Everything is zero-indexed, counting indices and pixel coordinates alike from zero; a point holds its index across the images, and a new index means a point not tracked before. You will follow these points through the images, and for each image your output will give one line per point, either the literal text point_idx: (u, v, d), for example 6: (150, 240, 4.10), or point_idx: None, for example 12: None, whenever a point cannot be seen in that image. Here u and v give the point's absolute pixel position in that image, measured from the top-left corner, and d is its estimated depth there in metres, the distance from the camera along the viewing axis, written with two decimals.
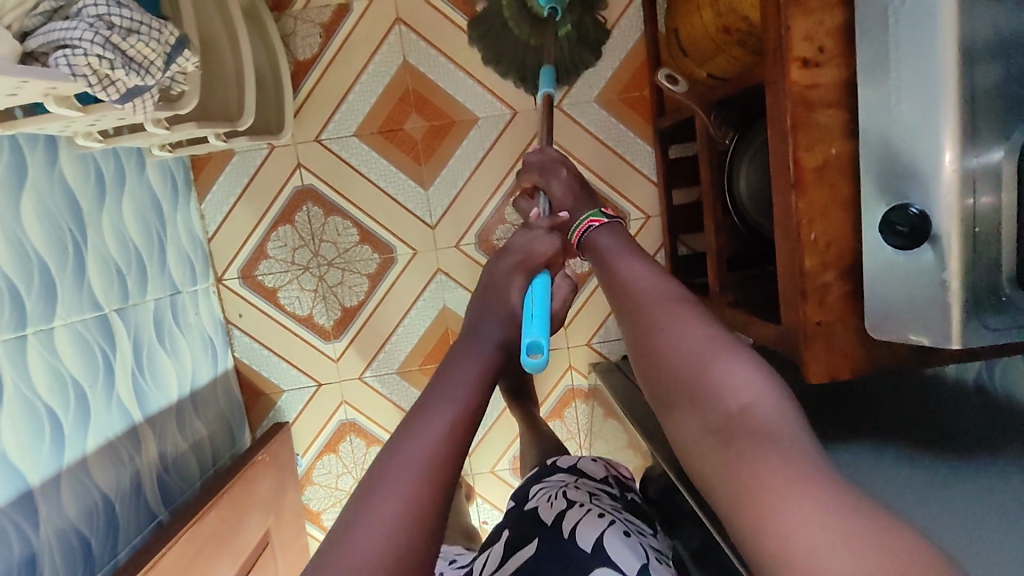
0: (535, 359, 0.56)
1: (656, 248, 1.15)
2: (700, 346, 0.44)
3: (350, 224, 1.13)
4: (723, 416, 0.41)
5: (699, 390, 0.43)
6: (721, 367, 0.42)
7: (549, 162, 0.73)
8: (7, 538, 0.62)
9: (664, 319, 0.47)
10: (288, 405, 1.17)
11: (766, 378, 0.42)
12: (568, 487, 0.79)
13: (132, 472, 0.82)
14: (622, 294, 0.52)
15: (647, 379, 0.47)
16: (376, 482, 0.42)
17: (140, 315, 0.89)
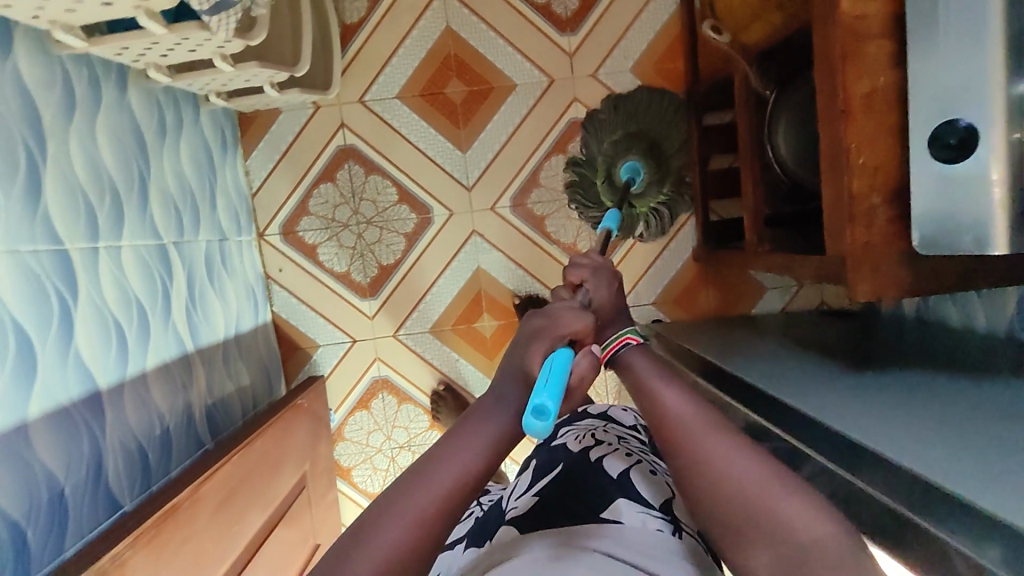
0: (537, 422, 0.51)
1: (687, 216, 1.17)
2: (760, 485, 0.45)
3: (390, 184, 1.17)
4: (787, 553, 0.42)
5: (766, 525, 0.44)
6: (780, 503, 0.44)
7: (599, 264, 0.73)
8: (77, 432, 0.64)
9: (716, 445, 0.49)
10: (324, 359, 1.20)
11: (825, 513, 0.43)
12: (596, 428, 0.85)
13: (183, 397, 0.84)
14: (665, 420, 0.53)
15: (701, 485, 0.48)
16: (407, 487, 0.48)
17: (193, 252, 0.93)
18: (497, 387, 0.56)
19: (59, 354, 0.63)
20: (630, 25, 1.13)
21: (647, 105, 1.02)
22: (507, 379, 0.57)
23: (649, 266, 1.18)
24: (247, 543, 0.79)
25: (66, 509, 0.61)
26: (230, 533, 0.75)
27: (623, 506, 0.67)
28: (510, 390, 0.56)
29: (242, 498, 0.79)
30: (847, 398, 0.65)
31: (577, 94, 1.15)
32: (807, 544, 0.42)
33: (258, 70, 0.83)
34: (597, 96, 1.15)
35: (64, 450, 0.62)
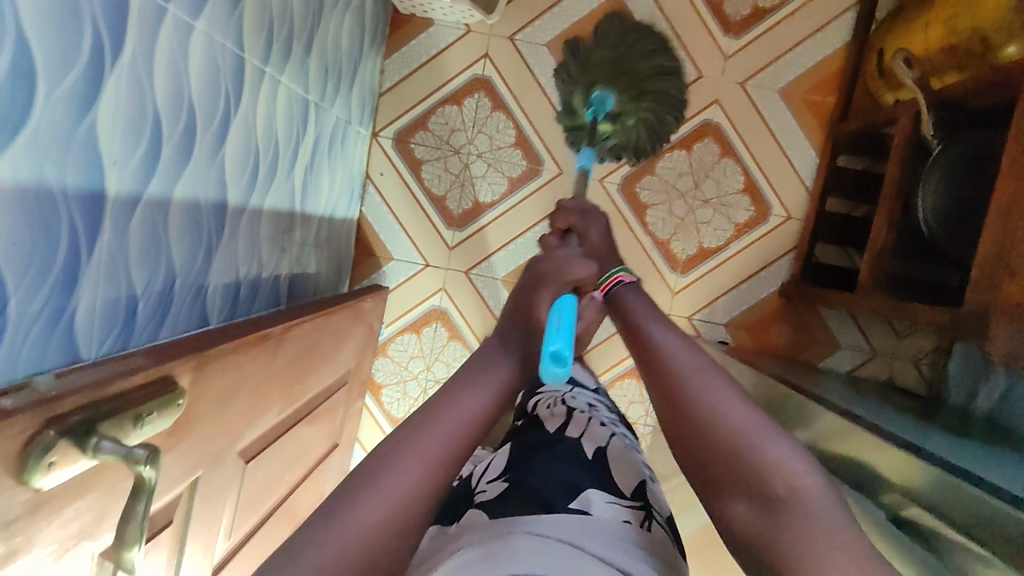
0: (556, 369, 0.52)
1: (787, 250, 1.14)
2: (745, 432, 0.41)
3: (510, 125, 1.16)
4: (762, 492, 0.38)
5: (745, 471, 0.40)
6: (766, 445, 0.40)
7: (586, 209, 0.78)
8: (198, 234, 0.64)
9: (706, 382, 0.45)
10: (392, 272, 1.20)
11: (807, 464, 0.39)
12: (567, 400, 0.72)
13: (274, 247, 0.85)
14: (659, 362, 0.49)
15: (681, 422, 0.44)
16: (391, 457, 0.39)
17: (322, 119, 0.93)
18: (485, 356, 0.51)
19: (210, 154, 0.63)
20: (792, 48, 1.12)
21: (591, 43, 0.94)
22: (512, 329, 0.54)
23: (732, 287, 1.15)
24: (293, 408, 0.78)
25: (171, 300, 0.61)
26: (287, 391, 0.74)
27: (593, 496, 0.52)
28: (512, 340, 0.53)
29: (306, 359, 0.78)
30: (952, 449, 0.63)
31: (721, 98, 1.13)
32: (780, 490, 0.38)
33: None
34: (737, 105, 1.13)
35: (185, 245, 0.62)
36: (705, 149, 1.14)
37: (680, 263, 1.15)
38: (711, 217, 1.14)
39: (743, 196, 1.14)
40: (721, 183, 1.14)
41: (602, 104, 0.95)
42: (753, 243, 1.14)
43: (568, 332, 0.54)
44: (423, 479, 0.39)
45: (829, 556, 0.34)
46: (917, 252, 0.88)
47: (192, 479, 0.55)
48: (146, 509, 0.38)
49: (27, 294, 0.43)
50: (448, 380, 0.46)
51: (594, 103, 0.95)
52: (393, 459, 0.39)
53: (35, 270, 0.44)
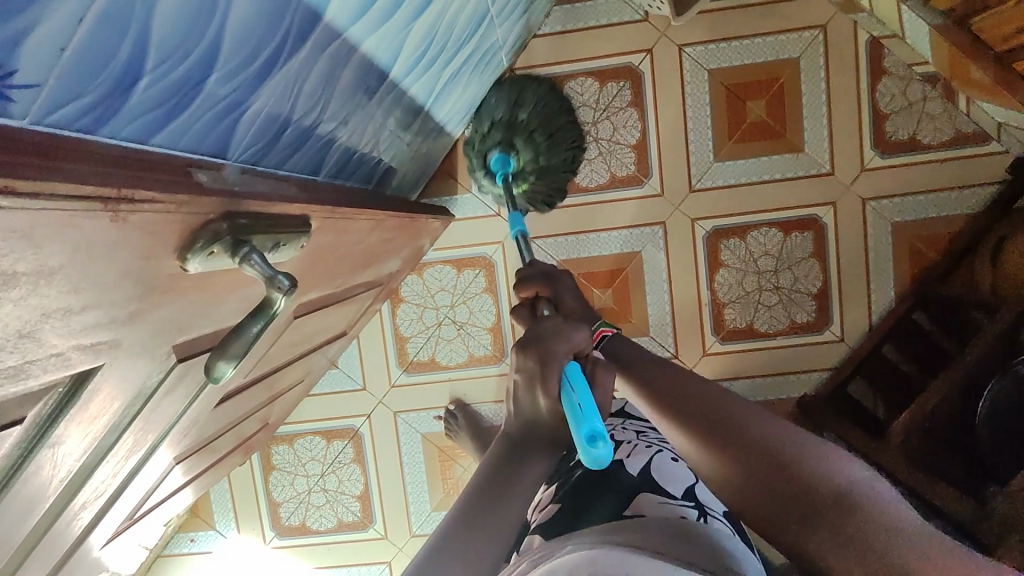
0: (594, 450, 0.48)
1: (823, 367, 1.16)
2: (791, 450, 0.43)
3: (638, 126, 1.13)
4: (827, 508, 0.39)
5: (799, 481, 0.41)
6: (823, 466, 0.41)
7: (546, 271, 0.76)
8: (354, 88, 0.63)
9: (752, 420, 0.47)
10: (462, 205, 1.18)
11: (858, 471, 0.41)
12: (616, 429, 0.75)
13: (391, 133, 0.84)
14: (695, 404, 0.51)
15: (734, 461, 0.45)
16: (462, 530, 0.49)
17: (488, 37, 0.91)
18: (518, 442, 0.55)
19: (404, 22, 0.62)
20: (926, 192, 1.10)
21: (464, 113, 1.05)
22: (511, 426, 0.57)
23: (759, 374, 1.17)
24: (339, 289, 0.77)
25: (306, 139, 0.60)
26: (349, 271, 0.73)
27: (642, 500, 0.59)
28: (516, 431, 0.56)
29: (372, 251, 0.77)
30: None
31: (838, 202, 1.12)
32: (836, 490, 0.39)
33: None
34: (849, 216, 1.12)
35: (341, 94, 0.61)
36: (800, 241, 1.14)
37: (725, 330, 1.17)
38: (772, 304, 1.15)
39: (812, 300, 1.15)
40: (798, 279, 1.14)
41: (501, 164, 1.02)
42: (797, 345, 1.16)
43: (590, 405, 0.51)
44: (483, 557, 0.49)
45: (910, 543, 0.35)
46: (953, 437, 0.92)
47: None
48: (259, 331, 0.38)
49: (222, 79, 0.42)
50: (485, 457, 0.54)
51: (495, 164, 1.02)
52: (458, 539, 0.49)
53: (239, 57, 0.42)
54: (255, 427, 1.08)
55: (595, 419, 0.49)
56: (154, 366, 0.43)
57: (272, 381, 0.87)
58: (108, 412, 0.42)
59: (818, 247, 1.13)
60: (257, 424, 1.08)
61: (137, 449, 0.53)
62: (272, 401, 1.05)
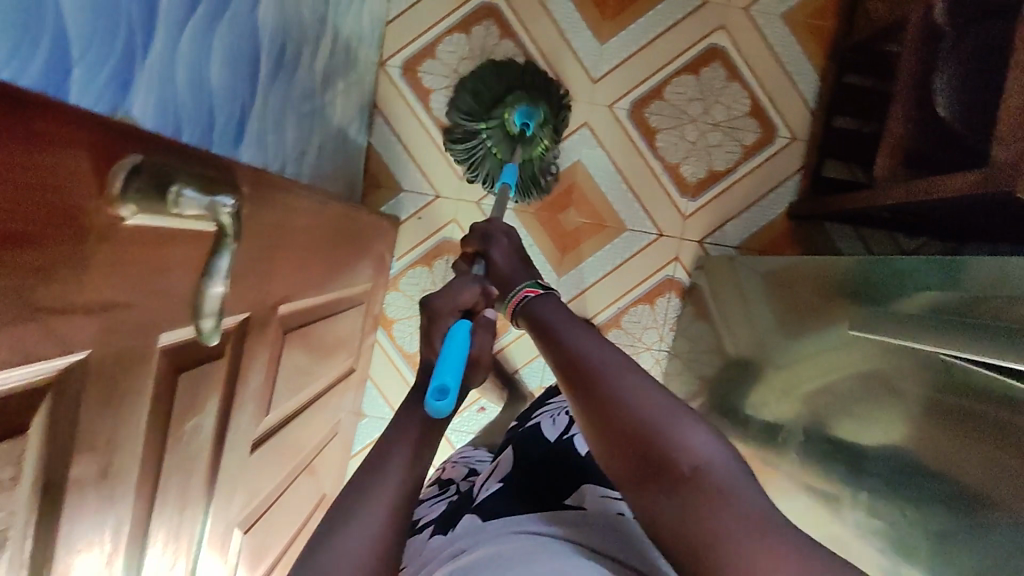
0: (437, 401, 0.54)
1: (795, 172, 1.17)
2: (656, 419, 0.41)
3: (520, 52, 1.15)
4: (674, 482, 0.39)
5: (659, 464, 0.40)
6: (685, 433, 0.40)
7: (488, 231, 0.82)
8: (239, 86, 0.62)
9: (624, 376, 0.44)
10: (402, 205, 1.17)
11: (711, 440, 0.41)
12: (569, 408, 0.82)
13: (302, 145, 0.83)
14: (569, 362, 0.47)
15: (598, 420, 0.43)
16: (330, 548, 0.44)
17: (340, 27, 0.91)
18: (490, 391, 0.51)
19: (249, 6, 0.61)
20: None
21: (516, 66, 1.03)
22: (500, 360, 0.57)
23: (743, 210, 1.17)
24: (319, 299, 0.75)
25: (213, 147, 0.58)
26: (320, 273, 0.72)
27: (587, 492, 0.61)
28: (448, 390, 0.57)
29: (335, 254, 0.76)
30: None
31: (726, 23, 1.15)
32: (694, 471, 0.39)
33: None
34: (742, 31, 1.15)
35: (230, 91, 0.60)
36: (714, 73, 1.15)
37: (691, 187, 1.17)
38: (720, 140, 1.16)
39: (752, 119, 1.16)
40: (729, 106, 1.15)
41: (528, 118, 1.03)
42: (763, 164, 1.16)
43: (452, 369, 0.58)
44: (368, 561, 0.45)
45: (738, 529, 0.36)
46: (938, 134, 0.87)
47: (242, 321, 0.53)
48: None
49: (89, 70, 0.40)
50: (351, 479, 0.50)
51: (520, 115, 1.02)
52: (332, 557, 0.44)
53: (101, 39, 0.40)
54: (318, 503, 1.03)
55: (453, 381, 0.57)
56: (155, 371, 0.40)
57: (304, 433, 0.83)
58: (130, 436, 0.39)
59: (731, 70, 1.15)
60: (318, 498, 1.02)
61: (189, 501, 0.50)
62: (320, 467, 1.00)
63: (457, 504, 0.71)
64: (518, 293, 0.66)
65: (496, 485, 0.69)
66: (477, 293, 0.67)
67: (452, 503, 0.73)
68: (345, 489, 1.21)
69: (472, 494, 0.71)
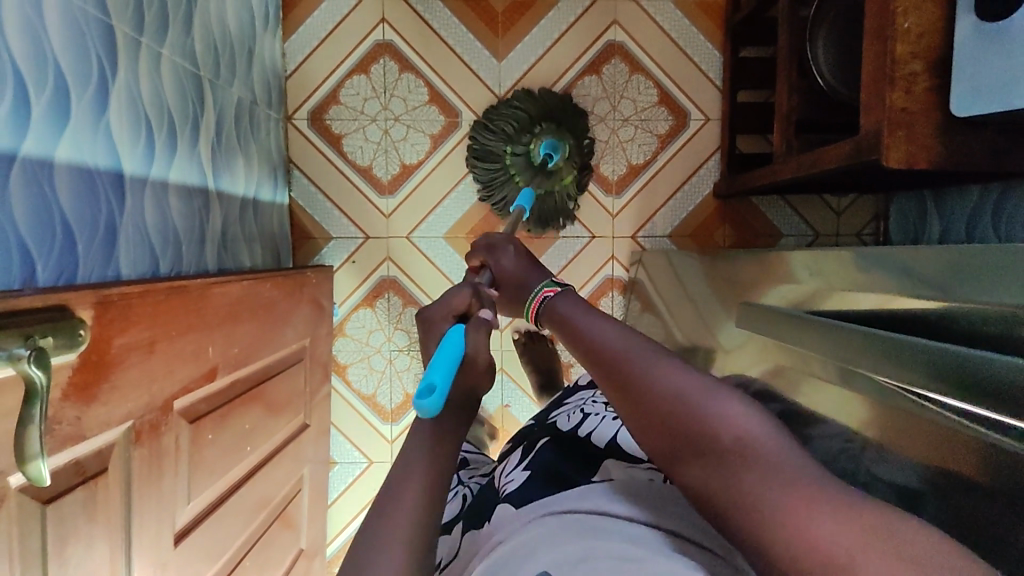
0: (422, 400, 0.49)
1: (713, 151, 1.17)
2: (686, 392, 0.42)
3: (422, 83, 1.16)
4: (714, 451, 0.40)
5: (690, 432, 0.41)
6: (715, 403, 0.41)
7: (494, 242, 0.74)
8: (97, 195, 0.63)
9: (649, 358, 0.45)
10: (334, 252, 1.19)
11: (751, 410, 0.41)
12: (586, 403, 0.77)
13: (198, 226, 0.85)
14: (598, 353, 0.49)
15: (632, 401, 0.45)
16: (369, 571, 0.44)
17: (225, 100, 0.93)
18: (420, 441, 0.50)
19: (91, 121, 0.62)
20: None
21: (558, 100, 1.10)
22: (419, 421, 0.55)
23: (668, 198, 1.19)
24: (238, 376, 0.77)
25: (77, 264, 0.60)
26: (227, 354, 0.73)
27: (610, 467, 0.59)
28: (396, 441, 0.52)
29: (244, 328, 0.78)
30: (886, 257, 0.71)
31: (618, 17, 1.15)
32: (732, 439, 0.39)
33: None
34: (635, 22, 1.15)
35: (84, 203, 0.61)
36: (616, 68, 1.16)
37: (613, 185, 1.18)
38: (634, 133, 1.17)
39: (661, 107, 1.17)
40: (636, 98, 1.16)
41: (552, 151, 1.08)
42: (678, 151, 1.17)
43: (444, 364, 0.51)
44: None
45: (778, 487, 0.36)
46: (818, 100, 0.89)
47: (126, 429, 0.54)
48: (41, 412, 0.40)
49: None
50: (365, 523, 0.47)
51: (546, 147, 1.08)
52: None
53: None
54: (296, 559, 1.05)
55: (445, 376, 0.51)
56: (12, 512, 0.42)
57: (255, 500, 0.85)
58: None
59: (632, 62, 1.15)
60: (295, 555, 1.04)
61: None
62: (292, 525, 1.02)
63: (479, 502, 0.67)
64: (537, 295, 0.64)
65: (523, 474, 0.63)
66: (469, 295, 0.61)
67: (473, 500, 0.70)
68: (328, 536, 1.23)
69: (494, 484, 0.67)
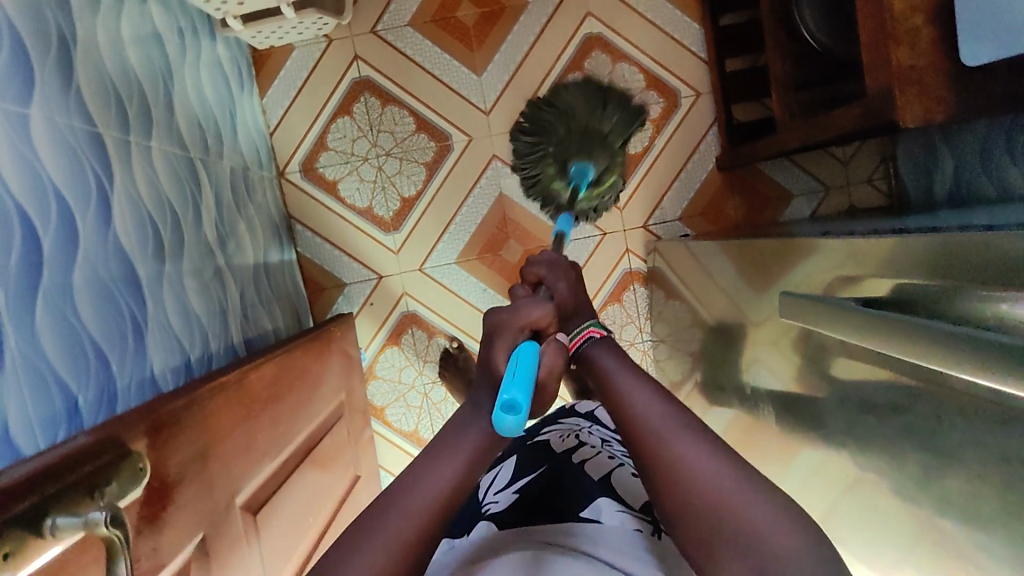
0: (508, 418, 0.47)
1: (709, 125, 1.15)
2: (725, 493, 0.41)
3: (406, 113, 1.14)
4: (749, 558, 0.39)
5: (725, 533, 0.40)
6: (754, 507, 0.40)
7: (555, 261, 0.73)
8: (121, 309, 0.63)
9: (686, 446, 0.44)
10: (351, 297, 1.18)
11: (792, 517, 0.40)
12: (581, 429, 0.74)
13: (219, 307, 0.84)
14: (635, 431, 0.47)
15: (667, 488, 0.44)
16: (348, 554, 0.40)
17: (219, 173, 0.92)
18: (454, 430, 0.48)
19: (99, 236, 0.62)
20: None
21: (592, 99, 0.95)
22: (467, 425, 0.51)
23: (673, 181, 1.17)
24: (288, 452, 0.77)
25: (115, 384, 0.60)
26: (273, 436, 0.73)
27: (602, 505, 0.56)
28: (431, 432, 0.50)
29: (284, 403, 0.77)
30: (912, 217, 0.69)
31: (590, 9, 1.13)
32: (770, 549, 0.38)
33: None
34: (609, 10, 1.13)
35: (110, 321, 0.61)
36: (598, 60, 1.13)
37: None
38: None
39: (649, 91, 1.14)
40: (623, 87, 1.14)
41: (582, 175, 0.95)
42: (674, 132, 1.15)
43: (525, 382, 0.51)
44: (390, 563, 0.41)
45: None
46: (813, 61, 0.87)
47: (197, 544, 0.54)
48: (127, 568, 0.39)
49: None
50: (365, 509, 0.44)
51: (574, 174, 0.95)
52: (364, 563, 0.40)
53: None
54: None
55: (525, 391, 0.50)
56: None
57: None
58: None
59: (613, 51, 1.13)
60: None
61: None
62: None
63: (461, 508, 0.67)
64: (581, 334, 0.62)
65: (509, 496, 0.62)
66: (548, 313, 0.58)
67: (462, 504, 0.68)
68: None
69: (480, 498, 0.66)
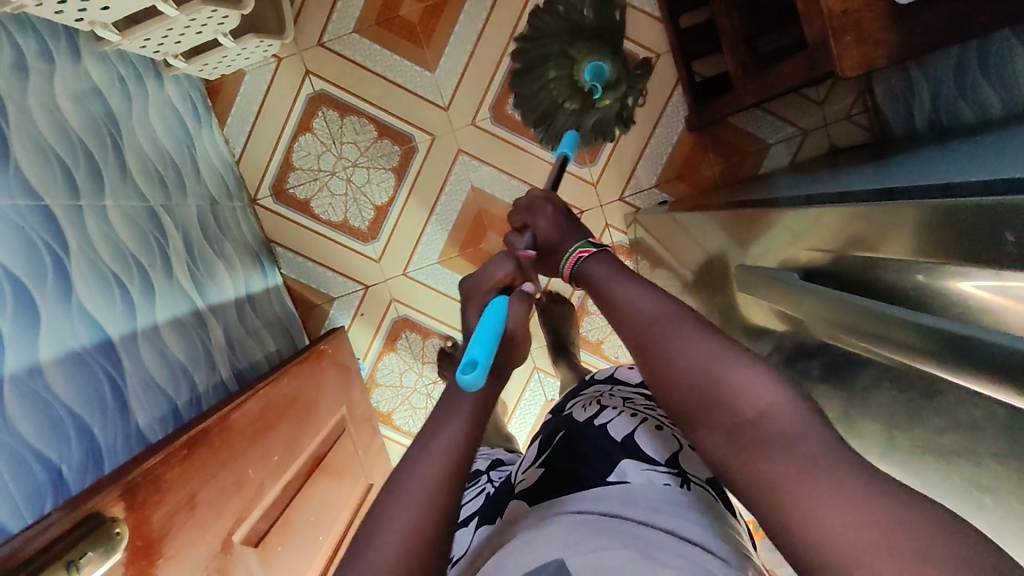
0: (468, 372, 0.47)
1: (673, 86, 1.12)
2: (708, 369, 0.37)
3: (366, 120, 1.14)
4: (737, 426, 0.35)
5: (715, 405, 0.36)
6: (735, 374, 0.36)
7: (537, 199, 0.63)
8: (95, 374, 0.65)
9: (674, 330, 0.40)
10: (342, 311, 1.20)
11: (777, 379, 0.36)
12: (602, 394, 0.63)
13: (203, 349, 0.87)
14: (629, 325, 0.43)
15: (658, 374, 0.40)
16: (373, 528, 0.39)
17: (184, 214, 0.94)
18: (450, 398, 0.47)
19: (62, 307, 0.63)
20: None
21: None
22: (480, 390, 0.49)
23: (644, 146, 1.15)
24: (288, 479, 0.80)
25: (100, 449, 0.62)
26: (267, 467, 0.75)
27: (627, 467, 0.49)
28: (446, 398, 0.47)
29: (275, 432, 0.79)
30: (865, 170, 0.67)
31: None
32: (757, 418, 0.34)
33: (150, 33, 0.83)
34: None
35: (84, 390, 0.63)
36: None
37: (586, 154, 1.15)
38: None
39: None
40: None
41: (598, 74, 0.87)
42: None
43: (485, 342, 0.51)
44: (413, 525, 0.39)
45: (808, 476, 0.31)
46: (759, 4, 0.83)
47: None
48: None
49: None
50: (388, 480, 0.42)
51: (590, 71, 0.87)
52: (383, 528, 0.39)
53: None
54: None
55: (487, 352, 0.50)
56: None
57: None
58: None
59: None
60: None
61: None
62: None
63: (500, 494, 0.59)
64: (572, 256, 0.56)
65: (538, 468, 0.56)
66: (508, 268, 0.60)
67: (495, 493, 0.61)
68: None
69: (512, 479, 0.59)
